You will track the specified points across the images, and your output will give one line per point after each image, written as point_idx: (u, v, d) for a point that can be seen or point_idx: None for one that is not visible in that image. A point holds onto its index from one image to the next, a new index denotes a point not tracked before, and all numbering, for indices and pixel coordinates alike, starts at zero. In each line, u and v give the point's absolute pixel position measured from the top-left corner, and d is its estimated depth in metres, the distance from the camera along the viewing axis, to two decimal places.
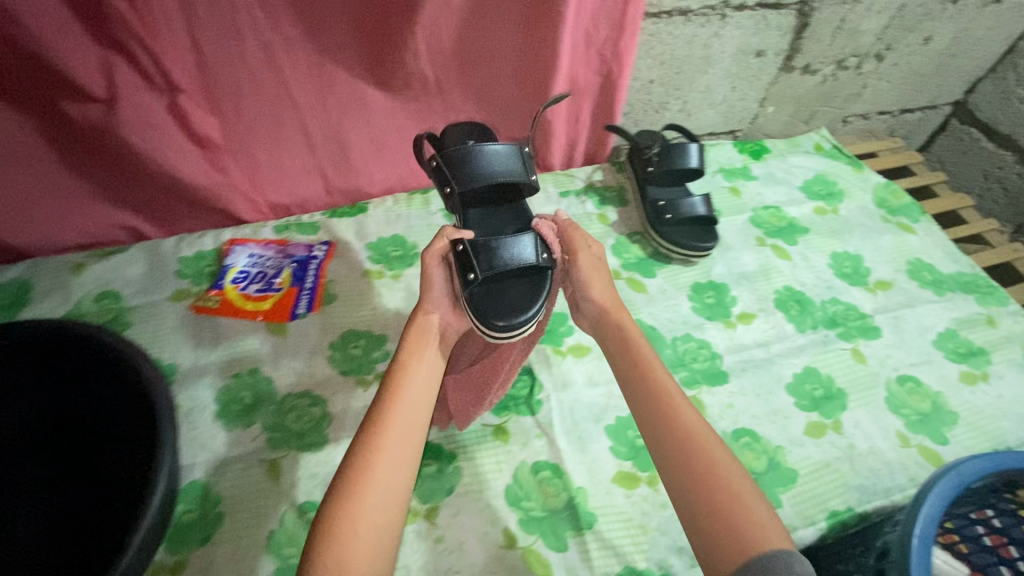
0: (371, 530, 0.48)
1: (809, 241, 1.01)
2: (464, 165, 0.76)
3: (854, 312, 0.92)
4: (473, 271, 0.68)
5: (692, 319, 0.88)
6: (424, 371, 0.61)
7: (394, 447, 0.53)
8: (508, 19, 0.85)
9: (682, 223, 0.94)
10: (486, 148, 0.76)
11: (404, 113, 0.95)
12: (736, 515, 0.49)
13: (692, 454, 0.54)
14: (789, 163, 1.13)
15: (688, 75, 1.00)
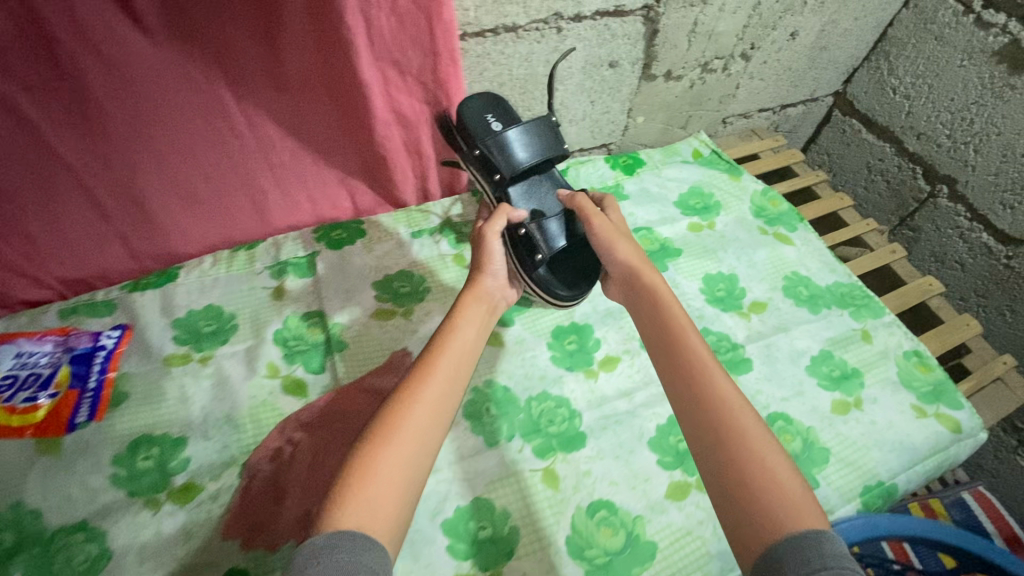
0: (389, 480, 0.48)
1: (681, 265, 0.95)
2: (509, 148, 0.78)
3: (725, 343, 0.86)
4: (539, 253, 0.78)
5: (551, 373, 0.80)
6: (469, 330, 0.63)
7: (428, 400, 0.54)
8: (302, 44, 0.71)
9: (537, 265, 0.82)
10: (518, 130, 0.79)
11: (210, 158, 0.80)
12: (760, 485, 0.47)
13: (723, 428, 0.52)
14: (663, 177, 1.07)
15: (536, 94, 0.90)
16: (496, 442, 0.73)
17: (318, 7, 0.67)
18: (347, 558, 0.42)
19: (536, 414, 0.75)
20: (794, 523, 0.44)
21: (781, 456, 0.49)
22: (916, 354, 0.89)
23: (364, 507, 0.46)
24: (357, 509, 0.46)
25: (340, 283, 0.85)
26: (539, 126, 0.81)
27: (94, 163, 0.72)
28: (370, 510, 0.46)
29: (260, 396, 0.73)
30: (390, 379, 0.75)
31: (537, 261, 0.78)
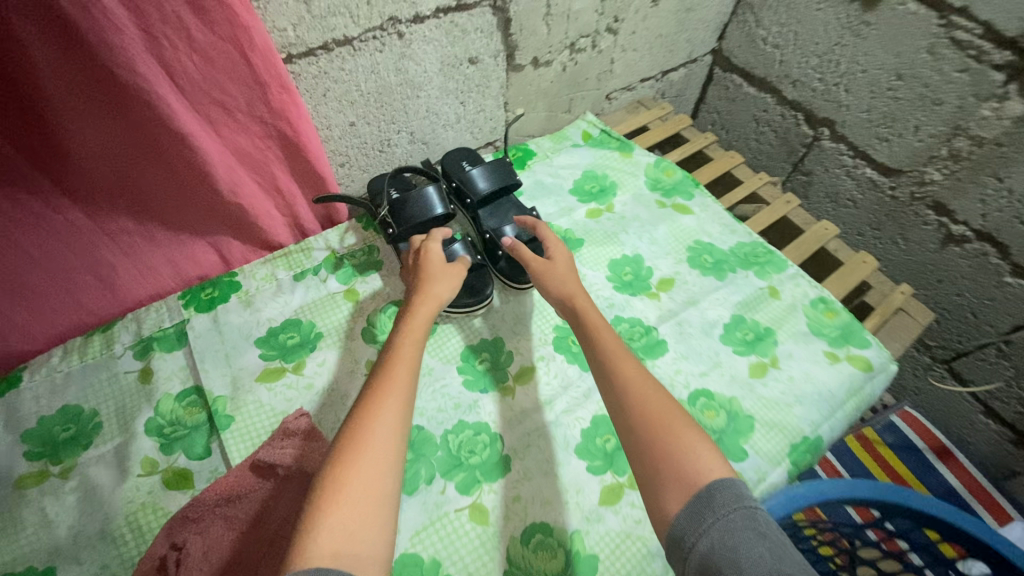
0: (361, 498, 0.48)
1: (585, 255, 0.92)
2: (475, 180, 0.84)
3: (639, 327, 0.84)
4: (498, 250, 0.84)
5: (464, 398, 0.75)
6: (418, 338, 0.64)
7: (386, 422, 0.54)
8: (94, 112, 0.59)
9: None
10: (481, 165, 0.85)
11: (44, 251, 0.68)
12: (678, 454, 0.52)
13: (647, 412, 0.56)
14: (555, 166, 1.03)
15: (397, 105, 0.83)
16: (415, 488, 0.67)
17: (90, 67, 0.55)
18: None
19: (455, 448, 0.70)
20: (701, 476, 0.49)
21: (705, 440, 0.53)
22: (823, 301, 0.89)
23: (338, 536, 0.46)
24: (333, 531, 0.46)
25: (217, 349, 0.76)
26: (493, 160, 0.87)
27: None
28: (343, 530, 0.46)
29: (137, 499, 0.65)
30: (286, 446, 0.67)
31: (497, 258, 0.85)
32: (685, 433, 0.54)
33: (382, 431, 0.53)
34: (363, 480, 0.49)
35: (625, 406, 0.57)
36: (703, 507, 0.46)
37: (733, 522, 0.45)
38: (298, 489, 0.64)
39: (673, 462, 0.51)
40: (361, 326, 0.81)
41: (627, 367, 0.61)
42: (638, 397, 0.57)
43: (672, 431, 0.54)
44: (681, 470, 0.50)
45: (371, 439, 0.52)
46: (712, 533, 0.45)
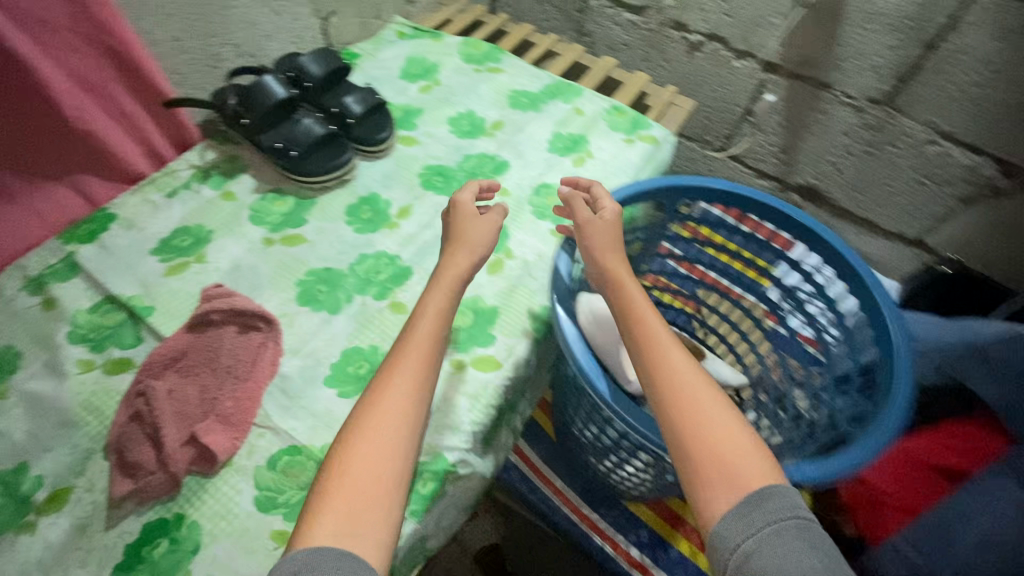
0: (355, 495, 0.52)
1: (427, 119, 1.08)
2: (307, 66, 0.96)
3: (485, 157, 1.03)
4: (349, 120, 0.97)
5: (358, 239, 0.88)
6: (423, 338, 0.64)
7: (387, 423, 0.57)
8: None
9: (310, 149, 0.92)
10: (308, 54, 0.97)
11: None
12: (731, 464, 0.54)
13: (687, 411, 0.59)
14: (380, 61, 1.17)
15: (215, 18, 0.92)
16: (339, 307, 0.80)
17: None
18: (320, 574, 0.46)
19: (363, 272, 0.84)
20: (748, 485, 0.53)
21: (751, 442, 0.56)
22: (616, 108, 1.14)
23: (333, 531, 0.50)
24: (333, 527, 0.50)
25: (115, 266, 0.81)
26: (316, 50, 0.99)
27: None
28: (343, 517, 0.51)
29: (86, 391, 0.71)
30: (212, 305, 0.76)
31: (350, 127, 0.97)
32: (736, 440, 0.56)
33: (378, 427, 0.56)
34: (367, 472, 0.54)
35: (680, 396, 0.60)
36: (752, 511, 0.51)
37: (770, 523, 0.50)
38: (235, 331, 0.75)
39: (726, 468, 0.54)
40: (247, 215, 0.90)
41: (675, 354, 0.63)
42: (676, 374, 0.61)
43: (720, 439, 0.56)
44: (738, 482, 0.53)
45: (377, 426, 0.56)
46: (759, 536, 0.49)
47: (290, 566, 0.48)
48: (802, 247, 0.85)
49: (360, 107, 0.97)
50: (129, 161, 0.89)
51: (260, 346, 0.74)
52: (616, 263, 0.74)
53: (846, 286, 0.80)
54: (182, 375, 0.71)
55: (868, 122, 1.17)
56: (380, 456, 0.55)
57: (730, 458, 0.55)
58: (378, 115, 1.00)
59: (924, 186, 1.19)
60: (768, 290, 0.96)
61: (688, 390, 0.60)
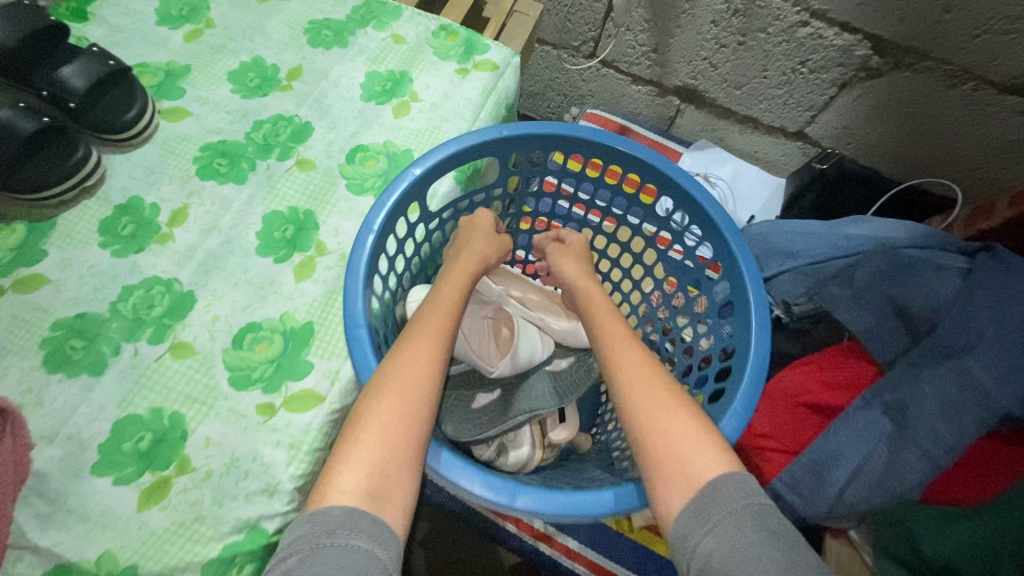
0: (380, 446, 0.49)
1: (199, 79, 0.84)
2: None
3: (281, 121, 0.81)
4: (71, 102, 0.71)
5: (120, 265, 0.69)
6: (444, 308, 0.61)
7: (413, 375, 0.53)
8: None
9: (14, 159, 0.65)
10: None
11: None
12: (686, 447, 0.50)
13: (648, 386, 0.56)
14: (124, 3, 0.88)
15: None
16: (104, 366, 0.64)
17: None
18: (355, 543, 0.43)
19: (131, 311, 0.67)
20: (701, 475, 0.49)
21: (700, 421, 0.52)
22: (443, 28, 0.92)
23: (356, 485, 0.46)
24: (353, 483, 0.47)
25: None
26: None
27: None
28: (376, 471, 0.47)
29: None
30: None
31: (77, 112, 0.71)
32: (690, 417, 0.53)
33: (396, 379, 0.53)
34: (390, 425, 0.50)
35: (638, 369, 0.57)
36: (708, 503, 0.47)
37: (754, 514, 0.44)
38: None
39: (670, 460, 0.50)
40: None
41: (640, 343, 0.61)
42: (634, 349, 0.60)
43: (670, 412, 0.53)
44: (692, 472, 0.49)
45: (405, 373, 0.53)
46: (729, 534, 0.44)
47: (323, 523, 0.44)
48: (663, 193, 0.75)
49: (83, 81, 0.71)
50: None
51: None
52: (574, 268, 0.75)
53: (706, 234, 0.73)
54: None
55: (736, 8, 1.01)
56: (393, 414, 0.50)
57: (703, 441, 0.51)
58: (116, 87, 0.74)
59: (799, 74, 1.08)
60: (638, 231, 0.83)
61: (652, 368, 0.58)
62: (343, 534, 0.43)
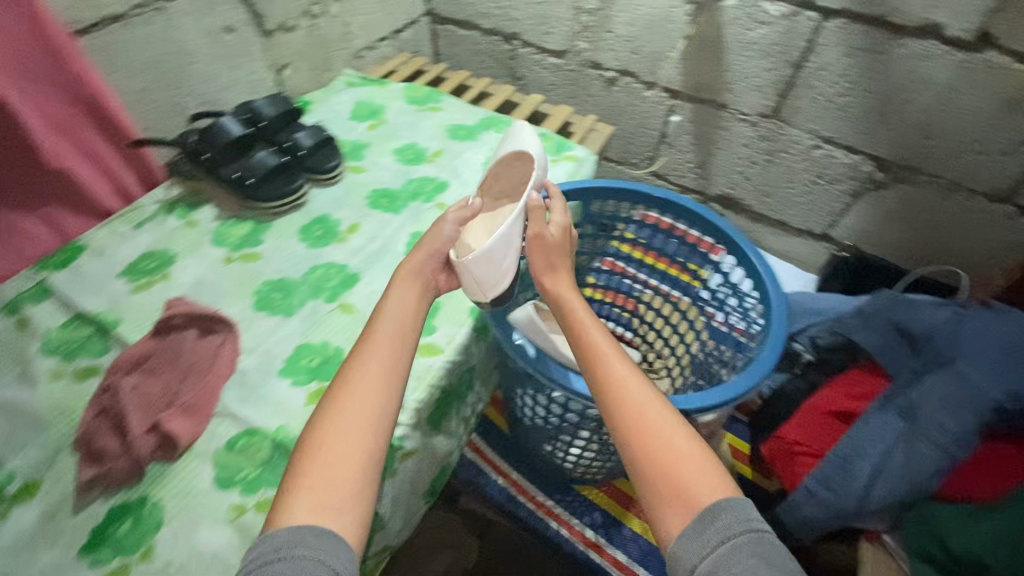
0: (334, 471, 0.59)
1: (374, 151, 1.21)
2: (262, 109, 1.09)
3: (426, 180, 1.15)
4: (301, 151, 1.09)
5: (310, 254, 0.98)
6: (385, 355, 0.69)
7: (349, 418, 0.62)
8: None
9: (264, 177, 1.02)
10: (263, 99, 1.10)
11: None
12: (667, 469, 0.58)
13: (620, 407, 0.63)
14: (332, 105, 1.31)
15: (178, 72, 1.05)
16: (292, 310, 0.89)
17: None
18: (300, 553, 0.53)
19: (314, 281, 0.94)
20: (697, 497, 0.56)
21: (678, 444, 0.59)
22: (543, 134, 1.29)
23: (307, 505, 0.57)
24: (303, 507, 0.57)
25: (87, 287, 0.90)
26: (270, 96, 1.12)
27: None
28: (316, 496, 0.58)
29: (57, 391, 0.77)
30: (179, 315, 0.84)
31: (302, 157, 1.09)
32: (669, 443, 0.60)
33: (344, 416, 0.63)
34: (346, 452, 0.60)
35: (615, 397, 0.64)
36: (706, 529, 0.54)
37: (738, 546, 0.52)
38: (198, 333, 0.83)
39: (661, 468, 0.58)
40: (209, 239, 1.00)
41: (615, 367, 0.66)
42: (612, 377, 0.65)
43: (647, 436, 0.60)
44: (684, 494, 0.57)
45: (349, 414, 0.63)
46: (712, 558, 0.52)
47: (271, 543, 0.54)
48: (707, 235, 1.00)
49: (310, 140, 1.09)
50: (102, 198, 0.99)
51: (221, 346, 0.83)
52: (556, 248, 0.78)
53: (736, 263, 0.96)
54: (151, 370, 0.78)
55: (762, 135, 1.34)
56: (341, 447, 0.60)
57: (673, 462, 0.58)
58: (326, 147, 1.12)
59: (818, 185, 1.36)
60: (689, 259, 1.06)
61: (626, 391, 0.64)
62: (297, 549, 0.53)
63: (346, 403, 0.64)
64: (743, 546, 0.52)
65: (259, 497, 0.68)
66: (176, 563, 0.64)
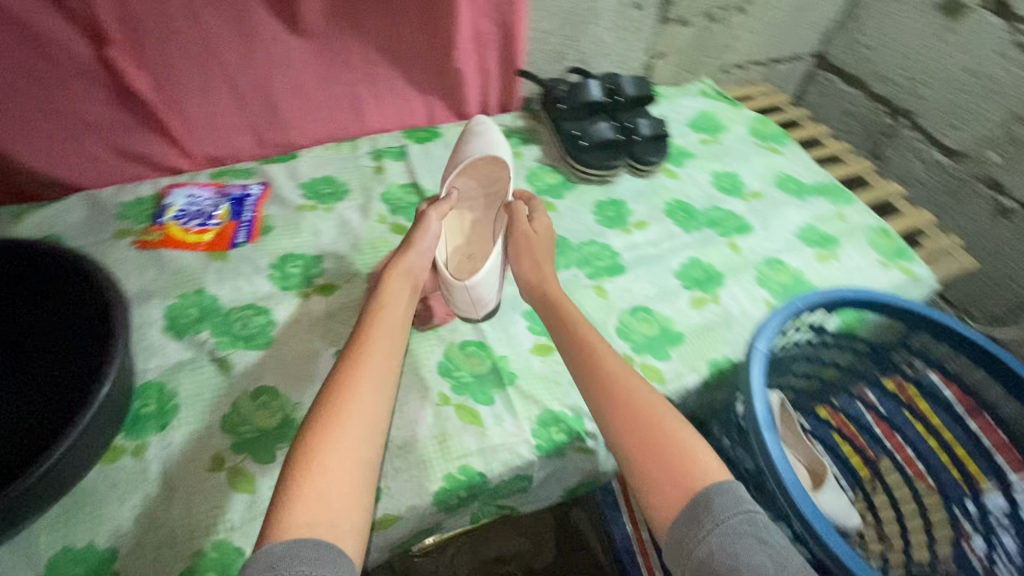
0: (337, 471, 0.52)
1: (697, 163, 1.17)
2: (624, 85, 1.12)
3: (730, 215, 1.08)
4: (636, 135, 1.10)
5: (595, 228, 1.00)
6: (374, 351, 0.62)
7: (350, 420, 0.56)
8: None
9: (594, 143, 1.07)
10: (630, 78, 1.14)
11: (332, 72, 1.00)
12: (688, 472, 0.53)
13: (647, 438, 0.56)
14: (679, 104, 1.30)
15: (578, 26, 1.13)
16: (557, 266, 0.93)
17: None
18: (298, 569, 0.45)
19: (586, 253, 0.96)
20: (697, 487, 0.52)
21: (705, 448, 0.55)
22: (883, 230, 1.09)
23: (310, 507, 0.50)
24: (308, 513, 0.49)
25: (427, 166, 1.07)
26: (637, 78, 1.15)
27: (273, 63, 0.94)
28: (316, 500, 0.50)
29: (373, 232, 0.95)
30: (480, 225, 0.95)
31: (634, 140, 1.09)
32: (677, 438, 0.56)
33: (355, 409, 0.56)
34: (345, 456, 0.54)
35: (634, 417, 0.58)
36: (698, 515, 0.49)
37: (728, 529, 0.48)
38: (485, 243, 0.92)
39: (664, 456, 0.55)
40: (524, 174, 1.10)
41: (625, 386, 0.61)
42: (633, 395, 0.60)
43: (662, 443, 0.56)
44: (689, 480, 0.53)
45: (354, 408, 0.56)
46: (708, 541, 0.48)
47: (263, 558, 0.46)
48: None
49: (649, 129, 1.09)
50: (469, 103, 1.16)
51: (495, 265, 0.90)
52: (540, 244, 0.80)
53: None
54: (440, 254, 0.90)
55: None
56: (350, 442, 0.54)
57: (668, 433, 0.56)
58: (659, 141, 1.10)
59: None
60: (992, 447, 0.85)
61: (640, 407, 0.59)
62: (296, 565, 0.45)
63: (347, 409, 0.56)
64: (732, 528, 0.48)
65: (460, 400, 0.76)
66: None
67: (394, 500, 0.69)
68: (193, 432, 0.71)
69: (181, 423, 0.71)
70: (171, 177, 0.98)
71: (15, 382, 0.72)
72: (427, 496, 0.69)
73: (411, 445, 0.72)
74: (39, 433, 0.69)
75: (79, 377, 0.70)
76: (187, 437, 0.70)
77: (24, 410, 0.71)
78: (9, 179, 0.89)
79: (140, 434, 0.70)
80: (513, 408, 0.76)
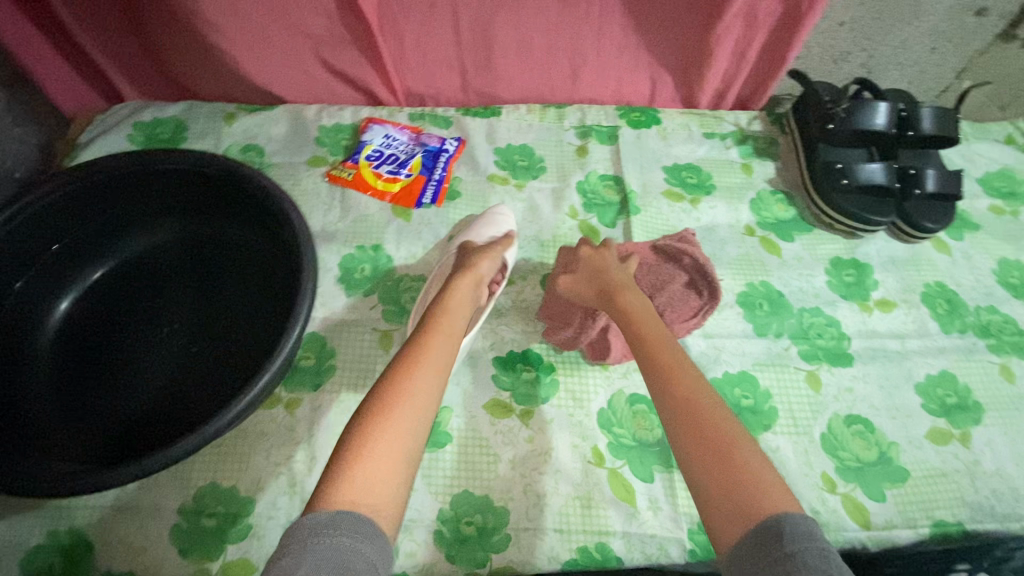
0: (390, 450, 0.48)
1: (980, 239, 0.88)
2: (921, 118, 0.84)
3: (1012, 326, 0.81)
4: (916, 189, 0.83)
5: (825, 294, 0.80)
6: (441, 342, 0.57)
7: (414, 404, 0.51)
8: None
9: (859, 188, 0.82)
10: (933, 108, 0.84)
11: (561, 29, 0.82)
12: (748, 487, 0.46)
13: (719, 450, 0.49)
14: (971, 150, 0.97)
15: (884, 25, 0.85)
16: (765, 333, 0.76)
17: None
18: (334, 538, 0.41)
19: (806, 325, 0.78)
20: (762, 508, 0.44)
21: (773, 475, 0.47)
22: None
23: (359, 485, 0.45)
24: (356, 484, 0.45)
25: (636, 158, 0.91)
26: (940, 107, 0.85)
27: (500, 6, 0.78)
28: (366, 475, 0.45)
29: (561, 227, 0.84)
30: (686, 259, 0.78)
31: (910, 195, 0.84)
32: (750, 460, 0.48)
33: (416, 390, 0.52)
34: (397, 435, 0.49)
35: (707, 426, 0.51)
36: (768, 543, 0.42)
37: (797, 560, 0.40)
38: (684, 283, 0.77)
39: (723, 459, 0.48)
40: (749, 196, 0.89)
41: (705, 402, 0.53)
42: (704, 407, 0.52)
43: (732, 455, 0.49)
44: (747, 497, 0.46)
45: (417, 392, 0.52)
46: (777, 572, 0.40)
47: (306, 525, 0.41)
48: None
49: (937, 185, 0.83)
50: (705, 91, 0.93)
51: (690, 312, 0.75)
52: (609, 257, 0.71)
53: None
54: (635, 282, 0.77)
55: None
56: (414, 423, 0.50)
57: (738, 455, 0.49)
58: (941, 201, 0.85)
59: None
60: None
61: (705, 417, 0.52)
62: (333, 539, 0.40)
63: (411, 389, 0.52)
64: (801, 560, 0.40)
65: (616, 464, 0.66)
66: (530, 448, 0.66)
67: (520, 553, 0.61)
68: (341, 405, 0.68)
69: (333, 390, 0.68)
70: (371, 107, 0.92)
71: (187, 293, 0.68)
72: (557, 563, 0.61)
73: (551, 496, 0.64)
74: (197, 366, 0.64)
75: (272, 305, 0.67)
76: (336, 408, 0.67)
77: (186, 328, 0.66)
78: (222, 74, 0.86)
79: (298, 388, 0.68)
80: (674, 496, 0.65)
